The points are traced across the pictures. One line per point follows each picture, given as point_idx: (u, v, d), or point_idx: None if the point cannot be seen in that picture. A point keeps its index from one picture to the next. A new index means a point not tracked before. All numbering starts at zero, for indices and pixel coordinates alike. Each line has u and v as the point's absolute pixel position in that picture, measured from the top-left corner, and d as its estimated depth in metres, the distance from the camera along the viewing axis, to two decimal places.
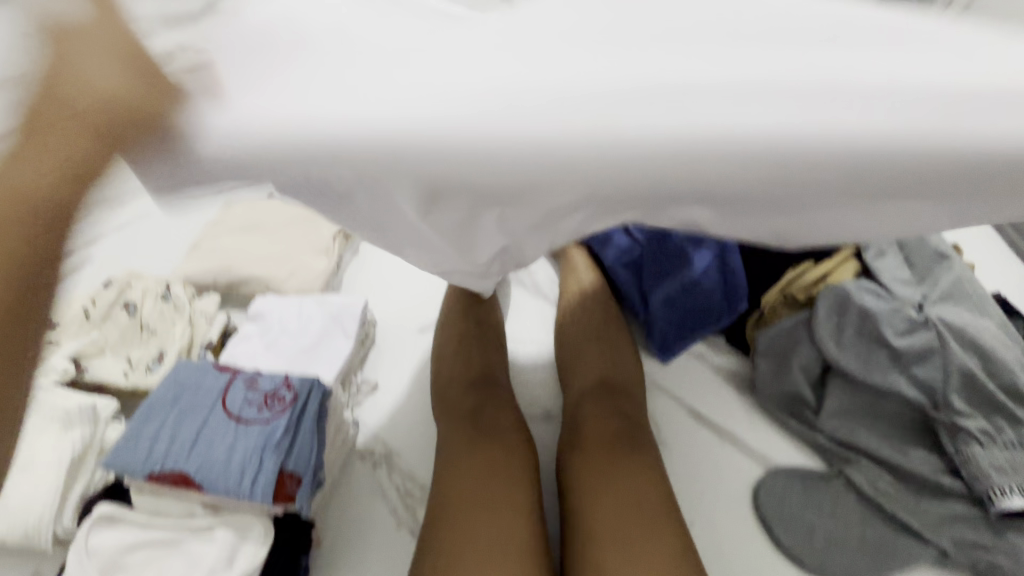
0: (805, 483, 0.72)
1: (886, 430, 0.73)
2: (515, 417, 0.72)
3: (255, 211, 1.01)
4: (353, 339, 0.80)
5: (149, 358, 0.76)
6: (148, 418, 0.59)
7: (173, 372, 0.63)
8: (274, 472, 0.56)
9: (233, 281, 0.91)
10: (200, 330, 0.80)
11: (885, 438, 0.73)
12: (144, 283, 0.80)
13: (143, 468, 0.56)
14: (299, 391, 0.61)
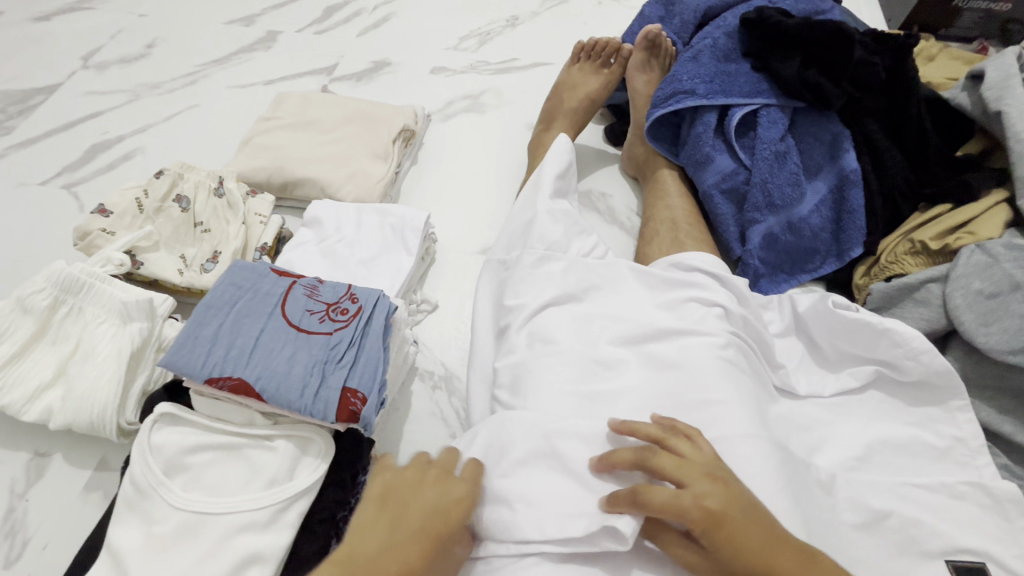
0: (911, 450, 0.61)
1: (1010, 405, 0.63)
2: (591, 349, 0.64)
3: (310, 109, 0.93)
4: (415, 255, 0.74)
5: (203, 257, 0.72)
6: (204, 319, 0.54)
7: (229, 272, 0.58)
8: (337, 388, 0.52)
9: (287, 183, 0.84)
10: (254, 232, 0.74)
11: (1006, 414, 0.63)
12: (194, 177, 0.75)
13: (201, 371, 0.52)
14: (364, 305, 0.57)
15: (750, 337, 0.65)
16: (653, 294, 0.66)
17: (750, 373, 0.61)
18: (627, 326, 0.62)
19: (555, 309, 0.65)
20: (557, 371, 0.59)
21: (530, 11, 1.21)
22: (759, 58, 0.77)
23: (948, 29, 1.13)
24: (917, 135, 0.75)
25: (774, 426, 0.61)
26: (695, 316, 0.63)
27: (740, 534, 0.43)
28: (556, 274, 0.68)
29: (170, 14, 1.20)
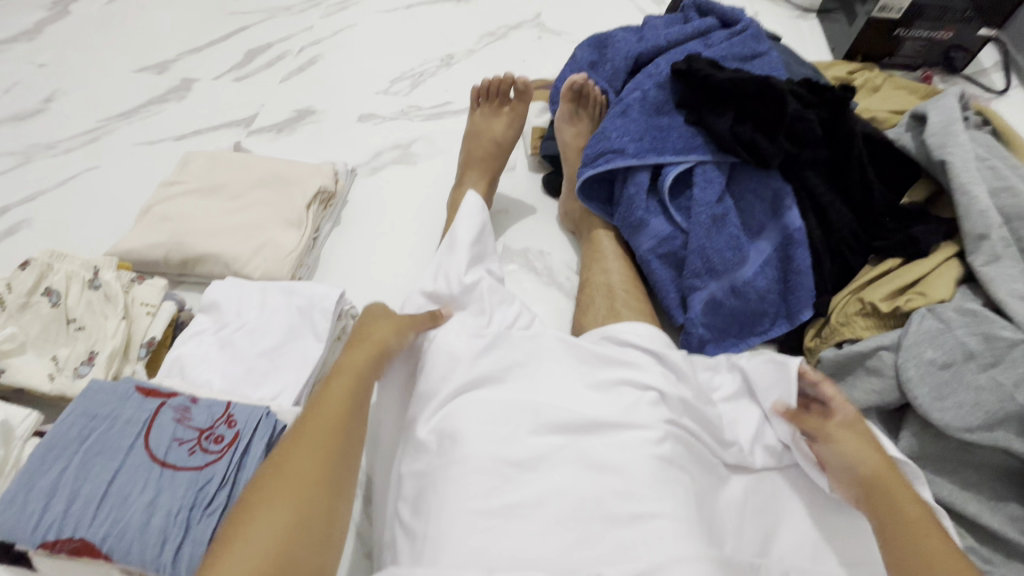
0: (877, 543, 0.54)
1: (972, 480, 0.58)
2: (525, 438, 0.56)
3: (218, 170, 0.85)
4: (325, 340, 0.66)
5: (77, 359, 0.62)
6: (43, 464, 0.46)
7: (81, 398, 0.50)
8: (205, 540, 0.44)
9: (188, 260, 0.76)
10: (139, 325, 0.65)
11: (968, 491, 0.57)
12: (68, 265, 0.66)
13: (34, 535, 0.43)
14: (242, 429, 0.49)
15: (699, 421, 0.57)
16: (585, 373, 0.58)
17: (695, 466, 0.54)
18: (557, 415, 0.54)
19: (464, 396, 0.56)
20: (477, 483, 0.50)
21: (466, 49, 1.15)
22: (692, 110, 0.72)
23: (892, 57, 1.10)
24: (862, 186, 0.70)
25: (719, 520, 0.52)
26: (631, 402, 0.56)
27: (895, 484, 0.50)
28: (458, 360, 0.60)
29: (73, 62, 1.11)
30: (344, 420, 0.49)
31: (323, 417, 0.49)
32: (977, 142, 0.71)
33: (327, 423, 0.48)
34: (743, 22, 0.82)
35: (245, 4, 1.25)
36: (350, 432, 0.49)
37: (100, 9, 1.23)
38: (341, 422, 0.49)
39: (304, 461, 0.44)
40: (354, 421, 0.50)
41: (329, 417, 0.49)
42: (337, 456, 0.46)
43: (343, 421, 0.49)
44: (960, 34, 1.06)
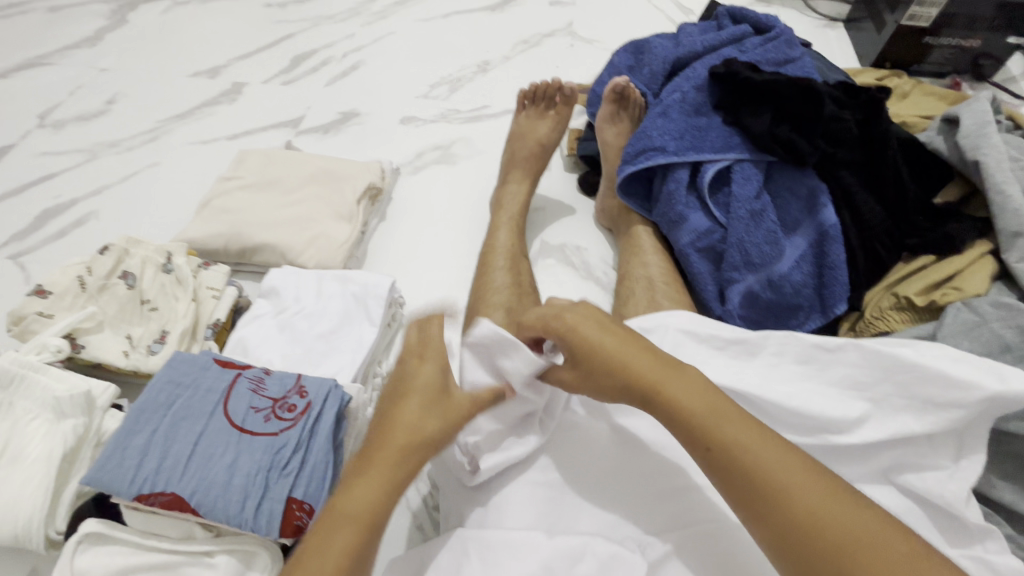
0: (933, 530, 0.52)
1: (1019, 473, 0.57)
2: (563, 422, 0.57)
3: (272, 166, 0.90)
4: (379, 325, 0.69)
5: (151, 337, 0.67)
6: (136, 426, 0.50)
7: (166, 368, 0.54)
8: (282, 500, 0.48)
9: (245, 250, 0.81)
10: (206, 308, 0.70)
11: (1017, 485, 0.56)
12: (142, 251, 0.71)
13: (130, 487, 0.47)
14: (313, 399, 0.53)
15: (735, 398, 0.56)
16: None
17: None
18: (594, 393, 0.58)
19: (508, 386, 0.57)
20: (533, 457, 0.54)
21: (502, 55, 1.20)
22: (730, 111, 0.75)
23: (920, 64, 1.12)
24: (896, 185, 0.72)
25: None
26: None
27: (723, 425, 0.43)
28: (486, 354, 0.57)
29: (132, 67, 1.18)
30: (365, 525, 0.43)
31: (340, 524, 0.42)
32: (1010, 145, 0.73)
33: (343, 535, 0.42)
34: (777, 28, 0.85)
35: (291, 13, 1.31)
36: (370, 546, 0.43)
37: (156, 18, 1.31)
38: (360, 524, 0.42)
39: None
40: (374, 526, 0.43)
41: (345, 530, 0.42)
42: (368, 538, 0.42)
43: (364, 531, 0.42)
44: (988, 42, 1.07)
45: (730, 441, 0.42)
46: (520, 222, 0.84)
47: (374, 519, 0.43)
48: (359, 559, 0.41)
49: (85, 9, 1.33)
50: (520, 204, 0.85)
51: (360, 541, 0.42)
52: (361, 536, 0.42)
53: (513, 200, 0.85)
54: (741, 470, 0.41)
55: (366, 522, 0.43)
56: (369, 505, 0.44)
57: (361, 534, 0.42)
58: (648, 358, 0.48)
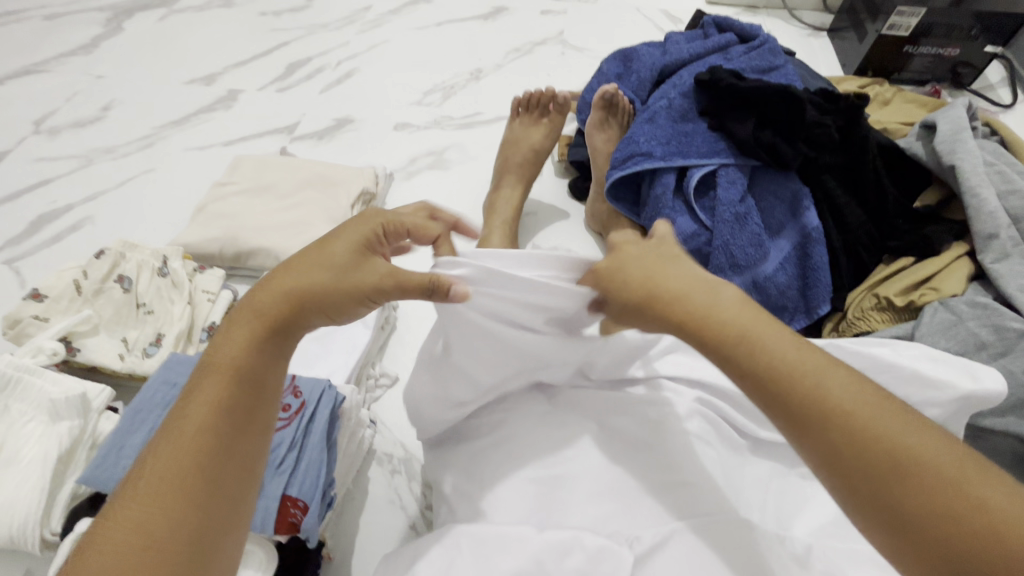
0: None
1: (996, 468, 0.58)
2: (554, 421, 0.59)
3: (267, 172, 0.91)
4: (372, 328, 0.71)
5: (146, 340, 0.68)
6: (133, 426, 0.51)
7: (163, 368, 0.55)
8: (277, 497, 0.49)
9: (240, 254, 0.82)
10: (202, 311, 0.71)
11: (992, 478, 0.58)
12: (138, 255, 0.72)
13: None
14: (307, 398, 0.54)
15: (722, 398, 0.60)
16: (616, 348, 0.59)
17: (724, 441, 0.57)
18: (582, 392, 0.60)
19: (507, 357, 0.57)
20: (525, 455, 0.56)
21: (494, 63, 1.22)
22: (715, 117, 0.77)
23: (901, 72, 1.15)
24: (876, 188, 0.74)
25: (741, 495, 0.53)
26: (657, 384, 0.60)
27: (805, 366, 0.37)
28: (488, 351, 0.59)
29: (127, 74, 1.19)
30: (228, 388, 0.38)
31: (203, 394, 0.38)
32: (984, 149, 0.76)
33: (200, 405, 0.37)
34: (761, 38, 0.87)
35: (285, 21, 1.33)
36: (232, 413, 0.38)
37: (152, 26, 1.32)
38: (224, 386, 0.38)
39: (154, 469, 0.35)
40: (247, 391, 0.39)
41: (206, 400, 0.37)
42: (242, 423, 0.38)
43: (225, 400, 0.38)
44: (966, 50, 1.11)
45: (821, 389, 0.35)
46: (512, 226, 0.85)
47: (238, 384, 0.39)
48: (215, 427, 0.37)
49: (81, 17, 1.34)
50: (512, 209, 0.87)
51: (220, 408, 0.37)
52: (224, 399, 0.38)
53: (505, 205, 0.87)
54: (796, 397, 0.36)
55: (233, 387, 0.38)
56: (231, 374, 0.39)
57: (220, 402, 0.38)
58: (708, 292, 0.41)
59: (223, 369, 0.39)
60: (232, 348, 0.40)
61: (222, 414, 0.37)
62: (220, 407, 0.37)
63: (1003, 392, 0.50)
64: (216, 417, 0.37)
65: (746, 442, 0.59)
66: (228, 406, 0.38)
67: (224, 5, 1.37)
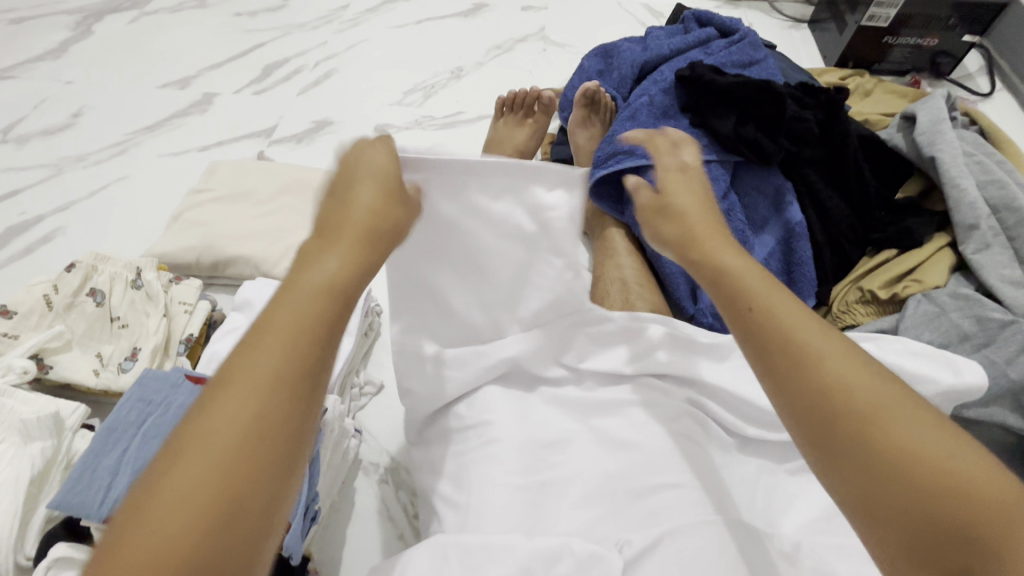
0: None
1: None
2: (544, 422, 0.57)
3: (244, 177, 0.89)
4: (355, 335, 0.69)
5: (122, 355, 0.66)
6: (106, 446, 0.49)
7: (137, 386, 0.53)
8: None
9: (218, 262, 0.80)
10: (178, 323, 0.69)
11: None
12: (111, 267, 0.70)
13: (99, 510, 0.46)
14: None
15: (707, 398, 0.59)
16: (600, 350, 0.60)
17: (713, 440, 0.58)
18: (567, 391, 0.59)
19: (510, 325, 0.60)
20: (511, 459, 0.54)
21: (475, 61, 1.21)
22: (696, 113, 0.76)
23: (882, 63, 1.16)
24: (858, 182, 0.74)
25: (729, 497, 0.53)
26: (645, 383, 0.59)
27: (803, 315, 0.37)
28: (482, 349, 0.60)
29: (98, 79, 1.16)
30: (314, 308, 0.34)
31: (284, 313, 0.33)
32: (965, 140, 0.76)
33: (282, 325, 0.33)
34: (741, 31, 0.87)
35: (262, 21, 1.30)
36: (308, 334, 0.33)
37: (123, 29, 1.28)
38: (308, 308, 0.33)
39: (233, 395, 0.30)
40: (333, 316, 0.34)
41: (287, 320, 0.33)
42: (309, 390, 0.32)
43: (311, 322, 0.33)
44: (945, 40, 1.11)
45: (815, 346, 0.35)
46: None
47: (322, 308, 0.34)
48: (297, 359, 0.32)
49: (49, 21, 1.30)
50: None
51: (313, 335, 0.33)
52: (312, 322, 0.33)
53: None
54: (793, 348, 0.36)
55: (320, 306, 0.34)
56: (316, 292, 0.34)
57: (304, 325, 0.33)
58: (716, 232, 0.44)
59: (304, 285, 0.34)
60: (314, 265, 0.35)
61: (305, 339, 0.33)
62: (304, 330, 0.33)
63: (985, 386, 0.50)
64: (295, 339, 0.32)
65: (733, 441, 0.59)
66: (308, 327, 0.33)
67: (197, 6, 1.34)
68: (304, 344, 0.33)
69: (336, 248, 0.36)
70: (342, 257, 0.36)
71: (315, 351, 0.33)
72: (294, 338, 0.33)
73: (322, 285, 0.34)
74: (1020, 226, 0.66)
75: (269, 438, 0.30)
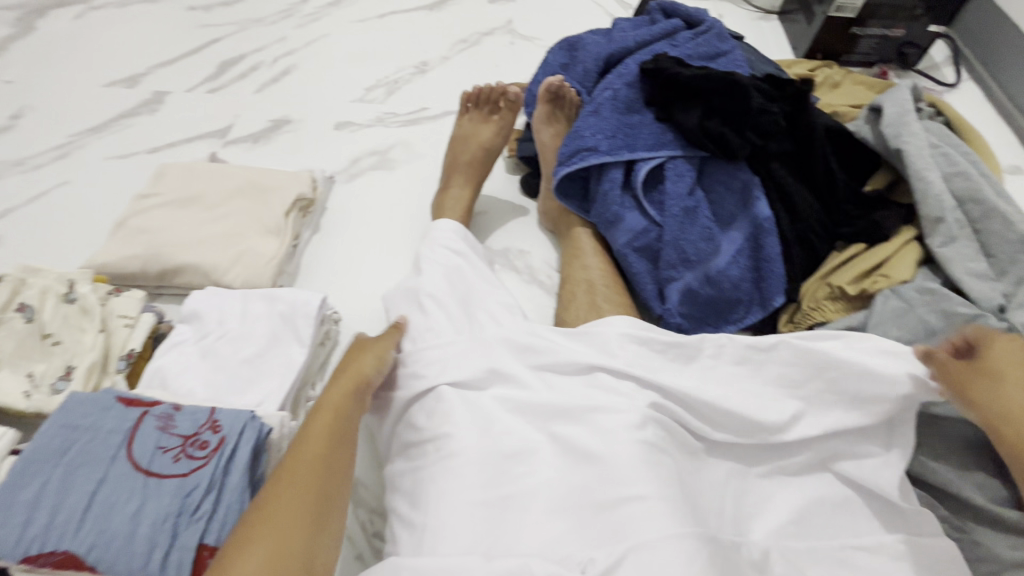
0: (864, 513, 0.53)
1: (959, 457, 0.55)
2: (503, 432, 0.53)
3: (193, 181, 0.85)
4: (308, 346, 0.66)
5: (54, 374, 0.61)
6: (26, 479, 0.46)
7: (59, 412, 0.50)
8: (192, 546, 0.44)
9: (165, 271, 0.76)
10: (118, 337, 0.65)
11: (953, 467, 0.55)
12: (42, 281, 0.65)
13: (17, 549, 0.43)
14: (226, 434, 0.49)
15: (676, 400, 0.55)
16: (564, 351, 0.57)
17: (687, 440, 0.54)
18: (530, 396, 0.55)
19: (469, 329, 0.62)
20: (471, 474, 0.51)
21: (440, 55, 1.17)
22: (661, 107, 0.75)
23: (849, 54, 1.15)
24: (826, 174, 0.73)
25: (699, 502, 0.51)
26: (613, 385, 0.55)
27: None
28: (445, 355, 0.58)
29: (39, 78, 1.09)
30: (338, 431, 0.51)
31: (320, 433, 0.51)
32: (930, 131, 0.75)
33: (320, 443, 0.50)
34: (707, 23, 0.85)
35: (216, 16, 1.24)
36: (340, 451, 0.50)
37: (67, 25, 1.22)
38: (333, 431, 0.51)
39: (292, 489, 0.45)
40: (349, 435, 0.52)
41: (322, 437, 0.50)
42: (336, 486, 0.48)
43: (339, 443, 0.51)
44: (911, 30, 1.11)
45: None
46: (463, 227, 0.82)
47: (339, 433, 0.51)
48: (330, 466, 0.48)
49: None
50: (462, 210, 0.83)
51: (336, 447, 0.50)
52: (336, 435, 0.51)
53: (454, 205, 0.83)
54: None
55: (339, 432, 0.51)
56: (341, 419, 0.53)
57: (335, 445, 0.50)
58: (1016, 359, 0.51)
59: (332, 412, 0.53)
60: (340, 390, 0.56)
61: (334, 453, 0.49)
62: (337, 449, 0.50)
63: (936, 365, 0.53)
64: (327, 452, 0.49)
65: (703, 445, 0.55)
66: (338, 446, 0.50)
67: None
68: (334, 457, 0.49)
69: (342, 398, 0.55)
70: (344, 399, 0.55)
71: (340, 460, 0.50)
72: (333, 450, 0.50)
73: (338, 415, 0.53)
74: (984, 219, 0.65)
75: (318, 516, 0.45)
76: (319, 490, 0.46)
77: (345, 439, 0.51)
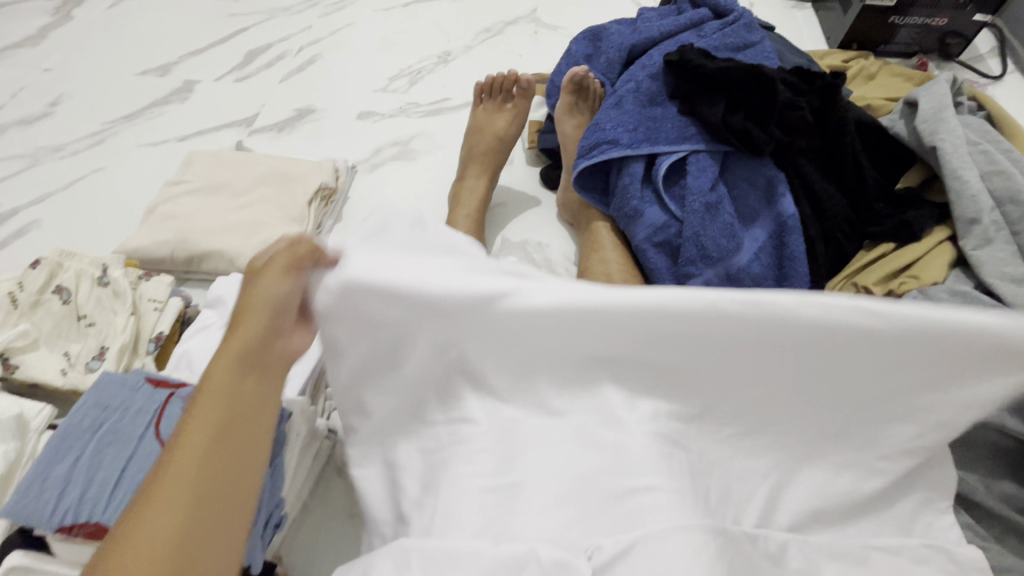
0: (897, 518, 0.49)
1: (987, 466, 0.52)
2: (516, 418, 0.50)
3: (222, 168, 0.86)
4: None
5: (89, 355, 0.64)
6: (59, 454, 0.49)
7: (94, 391, 0.53)
8: None
9: (193, 257, 0.78)
10: (148, 321, 0.67)
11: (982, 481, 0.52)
12: (77, 264, 0.68)
13: (52, 519, 0.46)
14: None
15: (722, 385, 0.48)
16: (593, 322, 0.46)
17: (712, 434, 0.49)
18: None
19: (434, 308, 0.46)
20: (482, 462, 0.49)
21: (464, 45, 1.16)
22: (684, 100, 0.73)
23: (888, 44, 1.10)
24: (855, 173, 0.70)
25: (710, 494, 0.46)
26: None
27: None
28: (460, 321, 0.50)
29: (78, 66, 1.13)
30: (243, 350, 0.43)
31: (218, 360, 0.42)
32: (969, 127, 0.72)
33: (220, 370, 0.42)
34: (736, 12, 0.82)
35: (245, 5, 1.26)
36: (251, 373, 0.43)
37: (102, 14, 1.25)
38: (237, 350, 0.43)
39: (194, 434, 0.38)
40: (265, 354, 0.44)
41: (222, 365, 0.42)
42: (254, 413, 0.41)
43: (252, 368, 0.43)
44: (955, 19, 1.06)
45: None
46: (479, 218, 0.82)
47: (243, 350, 0.43)
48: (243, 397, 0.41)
49: (29, 6, 1.27)
50: (478, 200, 0.83)
51: (241, 371, 0.42)
52: (244, 356, 0.43)
53: (470, 196, 0.83)
54: None
55: (241, 350, 0.43)
56: (246, 333, 0.44)
57: (241, 372, 0.42)
58: None
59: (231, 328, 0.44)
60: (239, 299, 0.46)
61: (247, 380, 0.42)
62: (245, 371, 0.42)
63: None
64: (233, 383, 0.41)
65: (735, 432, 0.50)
66: (247, 366, 0.43)
67: None
68: (247, 384, 0.42)
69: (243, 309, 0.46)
70: (243, 306, 0.45)
71: (260, 385, 0.43)
72: (243, 376, 0.42)
73: (241, 330, 0.44)
74: None
75: (237, 456, 0.39)
76: (233, 422, 0.40)
77: (260, 358, 0.44)
